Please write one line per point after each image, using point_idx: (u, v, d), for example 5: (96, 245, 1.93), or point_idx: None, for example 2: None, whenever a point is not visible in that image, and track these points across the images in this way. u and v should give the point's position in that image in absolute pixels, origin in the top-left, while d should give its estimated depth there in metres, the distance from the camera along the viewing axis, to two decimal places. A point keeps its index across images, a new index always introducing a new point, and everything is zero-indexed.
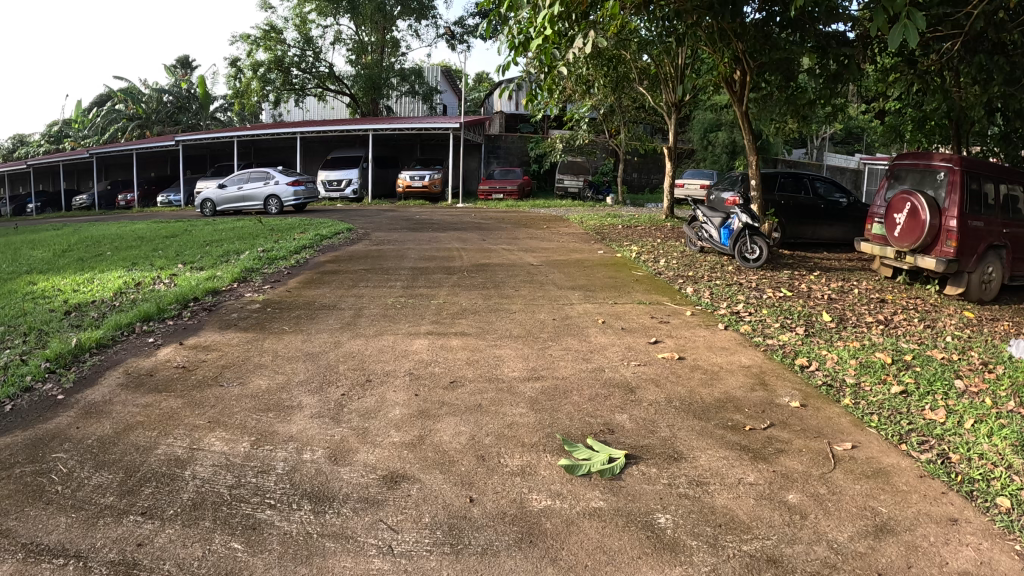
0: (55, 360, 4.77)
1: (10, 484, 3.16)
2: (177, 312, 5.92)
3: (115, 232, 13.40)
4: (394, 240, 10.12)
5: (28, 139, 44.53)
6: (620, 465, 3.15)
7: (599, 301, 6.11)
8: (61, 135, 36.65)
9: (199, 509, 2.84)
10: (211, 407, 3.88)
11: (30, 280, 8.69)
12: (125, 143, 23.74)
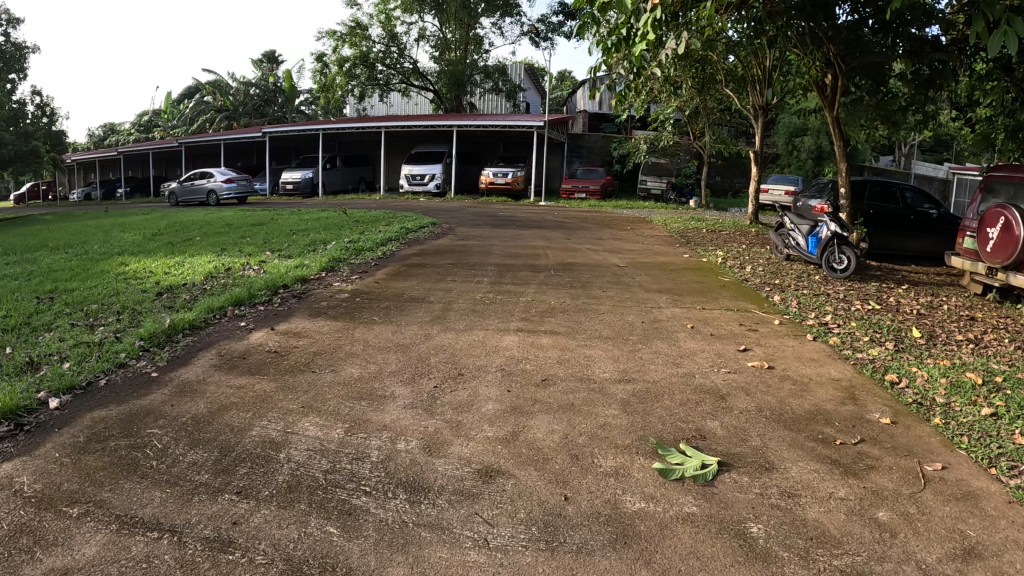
0: (150, 339, 4.97)
1: (106, 456, 3.31)
2: (266, 297, 6.11)
3: (203, 218, 13.90)
4: (479, 236, 10.22)
5: (117, 128, 46.59)
6: (712, 472, 3.11)
7: (687, 305, 6.05)
8: (151, 124, 38.26)
9: (292, 492, 2.92)
10: (305, 392, 3.99)
11: (122, 261, 9.11)
12: (214, 134, 24.65)
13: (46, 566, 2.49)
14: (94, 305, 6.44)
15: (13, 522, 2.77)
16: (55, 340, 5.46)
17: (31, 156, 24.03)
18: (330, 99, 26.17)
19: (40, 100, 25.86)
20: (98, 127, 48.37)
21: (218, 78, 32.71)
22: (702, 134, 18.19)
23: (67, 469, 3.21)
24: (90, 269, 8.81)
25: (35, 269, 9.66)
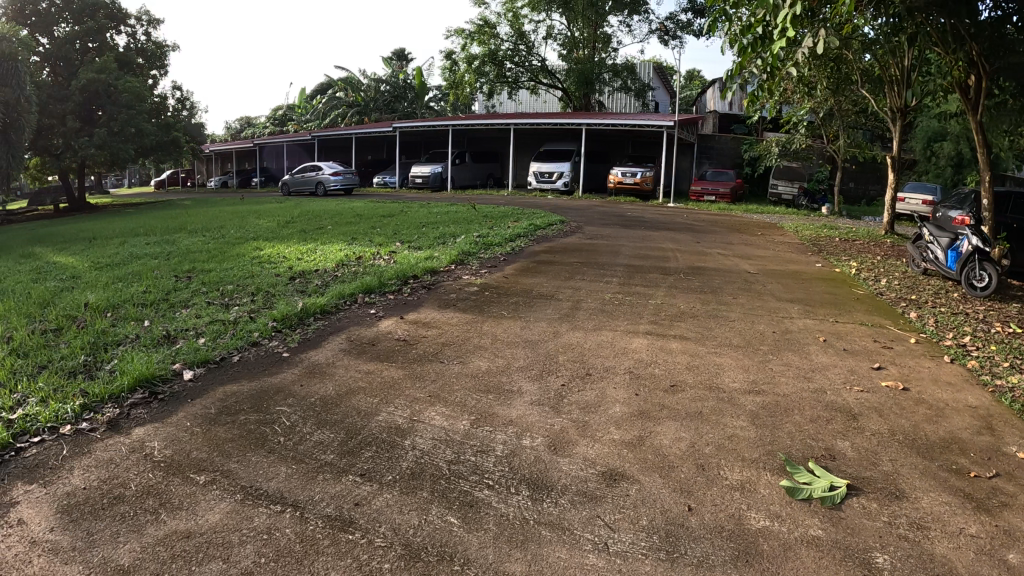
0: (282, 321, 5.20)
1: (237, 428, 3.49)
2: (397, 286, 6.29)
3: (335, 208, 14.50)
4: (606, 236, 10.15)
5: (253, 121, 49.42)
6: (841, 495, 2.94)
7: (821, 317, 5.76)
8: (286, 118, 40.31)
9: (414, 479, 2.96)
10: (431, 382, 4.06)
11: (257, 245, 9.63)
12: (347, 128, 25.55)
13: (171, 527, 2.66)
14: (231, 286, 6.83)
15: (145, 485, 2.98)
16: (192, 316, 5.85)
17: (174, 146, 25.75)
18: (458, 96, 26.77)
19: (181, 94, 27.45)
20: (240, 118, 51.40)
21: (350, 75, 33.92)
22: (835, 137, 17.34)
23: (197, 438, 3.41)
24: (228, 251, 9.32)
25: (178, 249, 10.37)
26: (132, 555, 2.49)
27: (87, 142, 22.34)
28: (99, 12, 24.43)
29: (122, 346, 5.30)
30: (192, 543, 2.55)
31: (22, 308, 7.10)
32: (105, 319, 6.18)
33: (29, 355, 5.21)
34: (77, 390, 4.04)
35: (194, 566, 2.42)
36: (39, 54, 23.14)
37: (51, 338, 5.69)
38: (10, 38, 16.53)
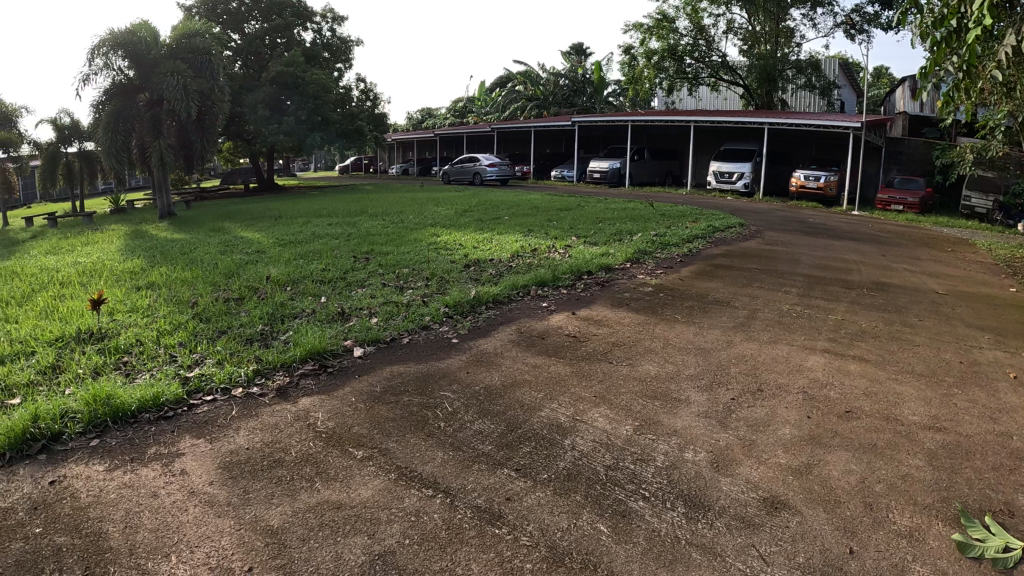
0: (455, 308, 5.91)
1: (400, 409, 4.05)
2: (571, 281, 6.76)
3: (511, 199, 14.94)
4: (785, 242, 9.65)
5: (434, 113, 51.65)
6: (1015, 558, 2.51)
7: (1013, 348, 5.11)
8: (465, 110, 41.70)
9: (567, 481, 3.19)
10: (596, 382, 4.33)
11: (434, 232, 10.26)
12: (525, 121, 25.93)
13: (323, 496, 3.18)
14: (408, 270, 7.51)
15: (304, 453, 3.61)
16: (367, 296, 6.55)
17: (357, 135, 27.21)
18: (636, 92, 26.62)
19: (364, 86, 28.96)
20: (421, 109, 54.06)
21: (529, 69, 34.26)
22: None
23: (360, 414, 4.03)
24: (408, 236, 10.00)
25: (358, 231, 11.06)
26: (281, 517, 3.03)
27: (278, 128, 24.20)
28: (286, 9, 26.20)
29: (297, 319, 5.97)
30: (343, 514, 3.01)
31: (211, 278, 7.81)
32: (284, 293, 6.90)
33: (212, 320, 6.01)
34: (253, 356, 5.02)
35: (341, 536, 2.87)
36: (232, 49, 25.60)
37: (233, 306, 6.52)
38: (205, 33, 18.34)
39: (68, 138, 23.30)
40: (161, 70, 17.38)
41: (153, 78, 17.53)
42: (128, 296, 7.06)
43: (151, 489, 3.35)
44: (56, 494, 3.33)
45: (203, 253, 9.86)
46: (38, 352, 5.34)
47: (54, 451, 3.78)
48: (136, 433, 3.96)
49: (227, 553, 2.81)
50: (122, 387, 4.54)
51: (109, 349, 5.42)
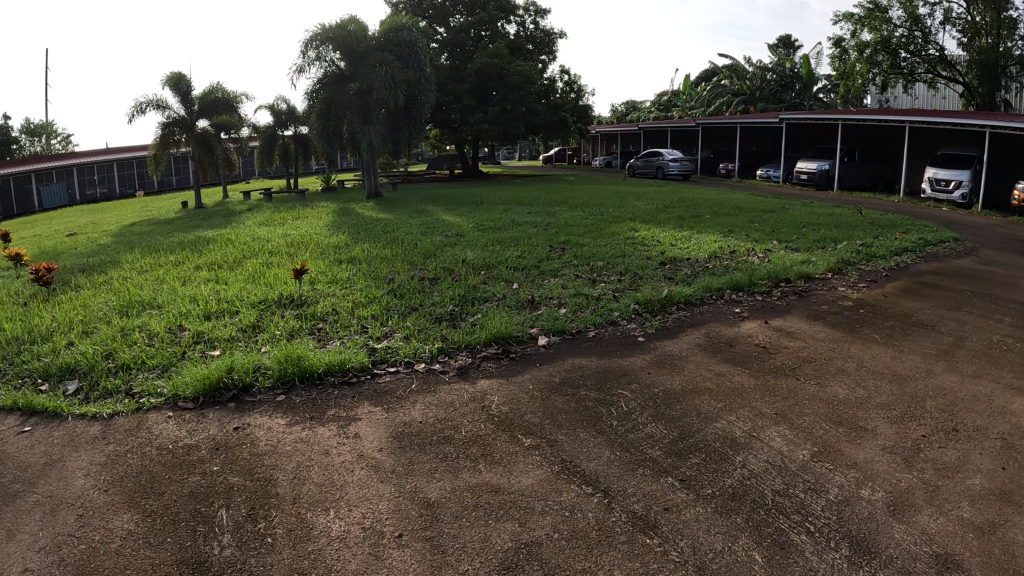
0: (646, 305, 5.84)
1: (577, 403, 4.05)
2: (766, 288, 6.39)
3: (713, 197, 14.40)
4: (1008, 262, 8.45)
5: (638, 106, 51.13)
6: None
7: None
8: (670, 104, 40.77)
9: (733, 500, 3.03)
10: (781, 398, 4.04)
11: (632, 227, 10.18)
12: (734, 116, 24.60)
13: (482, 478, 3.29)
14: (603, 263, 7.54)
15: (473, 433, 3.74)
16: (558, 286, 6.64)
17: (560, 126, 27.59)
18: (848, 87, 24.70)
19: (568, 78, 29.32)
20: (625, 103, 53.68)
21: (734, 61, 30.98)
22: None
23: (535, 402, 4.09)
24: (607, 229, 10.07)
25: (556, 221, 11.22)
26: (439, 492, 3.19)
27: (482, 118, 25.25)
28: (490, 3, 27.26)
29: (487, 304, 6.17)
30: (498, 499, 3.10)
31: (410, 257, 8.31)
32: (477, 276, 7.18)
33: (405, 297, 6.38)
34: (442, 334, 5.29)
35: (492, 519, 2.95)
36: (439, 41, 27.07)
37: (426, 285, 6.88)
38: (411, 27, 19.39)
39: (285, 123, 25.83)
40: (370, 61, 18.64)
41: (362, 69, 18.82)
42: (330, 268, 7.75)
43: (324, 447, 3.66)
44: (239, 439, 3.79)
45: (404, 234, 10.44)
46: (242, 312, 6.12)
47: (243, 400, 4.31)
48: (319, 394, 4.34)
49: (381, 516, 3.02)
50: (313, 350, 4.99)
51: (307, 315, 5.98)
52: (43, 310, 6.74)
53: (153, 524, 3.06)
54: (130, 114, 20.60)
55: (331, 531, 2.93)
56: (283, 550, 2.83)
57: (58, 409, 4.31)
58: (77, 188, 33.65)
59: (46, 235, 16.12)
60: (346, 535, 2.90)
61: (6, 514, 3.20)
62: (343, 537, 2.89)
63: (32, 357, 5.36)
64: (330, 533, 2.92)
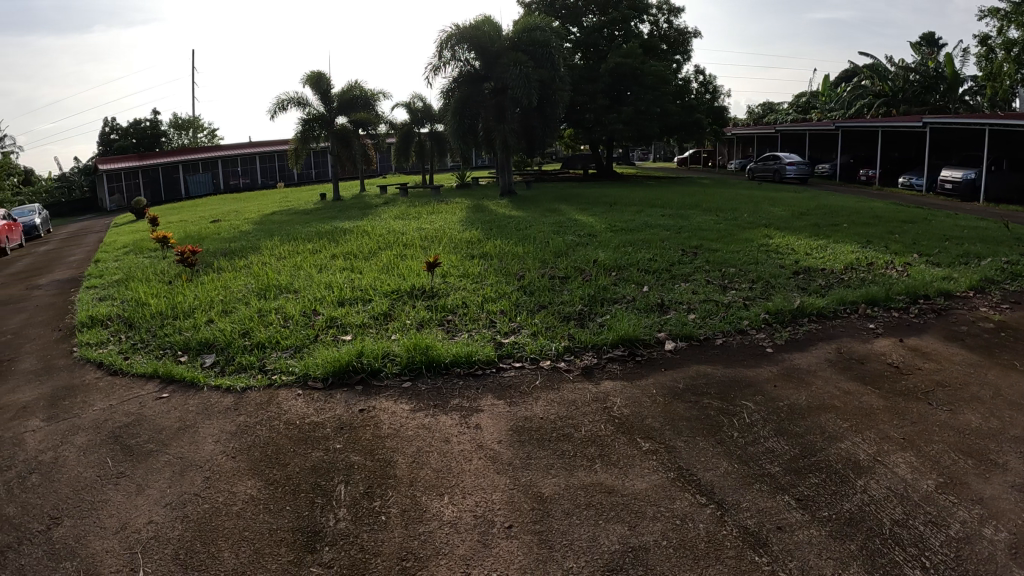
0: (775, 315, 5.68)
1: (698, 411, 4.00)
2: (904, 305, 6.04)
3: (852, 206, 13.73)
4: None
5: (777, 108, 49.28)
6: None
7: None
8: (808, 106, 39.01)
9: (850, 525, 2.91)
10: (911, 423, 3.82)
11: (766, 234, 9.88)
12: (873, 120, 23.16)
13: (596, 478, 3.31)
14: (733, 270, 7.37)
15: (593, 433, 3.77)
16: (688, 291, 6.55)
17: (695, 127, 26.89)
18: (999, 89, 22.83)
19: (703, 78, 28.56)
20: (763, 104, 51.83)
21: (876, 61, 28.45)
22: None
23: (657, 406, 4.08)
24: (738, 235, 9.84)
25: (688, 225, 11.06)
26: (552, 488, 3.24)
27: (616, 118, 24.96)
28: (622, 2, 27.08)
29: (616, 305, 6.17)
30: (610, 500, 3.12)
31: (541, 255, 8.43)
32: (608, 277, 7.19)
33: (534, 295, 6.48)
34: (569, 332, 5.35)
35: (601, 520, 2.98)
36: (572, 41, 27.05)
37: (557, 283, 6.95)
38: (545, 27, 19.50)
39: (421, 121, 26.65)
40: (505, 60, 18.95)
41: (497, 69, 19.17)
42: (462, 263, 8.02)
43: (444, 434, 3.79)
44: (364, 420, 4.00)
45: (537, 232, 10.56)
46: (374, 300, 6.44)
47: (371, 383, 4.54)
48: (445, 383, 4.51)
49: (493, 506, 3.11)
50: (442, 341, 5.17)
51: (437, 307, 6.22)
52: (187, 289, 7.32)
53: (274, 492, 3.30)
54: (271, 110, 21.87)
55: (444, 516, 3.05)
56: (395, 528, 2.97)
57: (196, 379, 4.76)
58: (222, 179, 37.33)
59: (197, 221, 17.44)
60: (457, 521, 3.00)
61: (140, 472, 3.56)
62: (454, 522, 3.00)
63: (174, 332, 5.87)
64: (443, 517, 3.04)
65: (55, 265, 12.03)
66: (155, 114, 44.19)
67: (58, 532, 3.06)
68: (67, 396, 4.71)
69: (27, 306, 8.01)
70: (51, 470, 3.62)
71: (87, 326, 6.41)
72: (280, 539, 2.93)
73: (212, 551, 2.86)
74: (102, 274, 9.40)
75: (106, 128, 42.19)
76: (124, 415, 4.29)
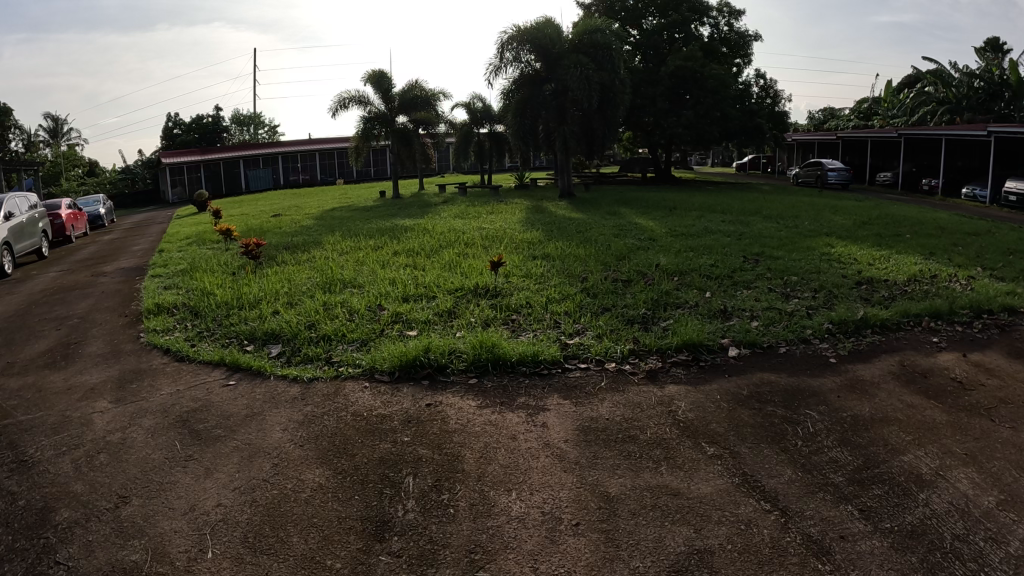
0: (839, 325, 5.60)
1: (762, 418, 3.97)
2: (968, 319, 5.89)
3: (916, 216, 13.41)
4: None
5: (838, 114, 48.27)
6: None
7: None
8: (870, 112, 38.09)
9: (913, 538, 2.86)
10: (975, 439, 3.73)
11: (828, 242, 9.71)
12: (937, 128, 22.49)
13: (661, 480, 3.32)
14: (796, 278, 7.28)
15: (658, 435, 3.77)
16: (751, 299, 6.48)
17: (756, 132, 26.50)
18: None
19: (764, 82, 28.06)
20: (825, 110, 50.86)
21: (940, 67, 27.65)
22: None
23: (721, 412, 4.06)
24: (800, 243, 9.70)
25: (749, 232, 10.93)
26: (618, 488, 3.25)
27: (676, 122, 24.99)
28: (683, 5, 26.84)
29: (679, 310, 6.15)
30: (675, 503, 3.12)
31: (603, 258, 8.42)
32: (670, 282, 7.16)
33: (597, 297, 6.48)
34: (633, 336, 5.35)
35: (667, 521, 2.98)
36: (631, 43, 26.92)
37: (620, 287, 6.94)
38: (607, 30, 19.45)
39: (480, 121, 26.78)
40: (566, 62, 18.96)
41: (558, 70, 19.20)
42: (524, 264, 8.08)
43: (510, 432, 3.84)
44: (429, 415, 4.07)
45: (597, 235, 10.54)
46: (437, 297, 6.53)
47: (437, 379, 4.62)
48: (511, 381, 4.55)
49: (559, 504, 3.13)
50: (507, 340, 5.22)
51: (501, 306, 6.28)
52: (251, 281, 7.51)
53: (342, 481, 3.37)
54: (333, 108, 22.26)
55: (511, 511, 3.09)
56: (462, 521, 3.02)
57: (262, 368, 4.89)
58: (282, 174, 38.15)
59: (258, 215, 17.87)
60: (525, 517, 3.04)
61: (208, 456, 3.68)
62: (521, 518, 3.03)
63: (240, 322, 6.03)
64: (510, 513, 3.07)
65: (120, 254, 12.43)
66: (217, 110, 45.26)
67: (127, 510, 3.18)
68: (134, 380, 4.88)
69: (93, 292, 8.29)
70: (119, 451, 3.76)
71: (154, 313, 6.63)
72: (347, 528, 2.99)
73: (280, 536, 2.94)
74: (167, 263, 9.70)
75: (168, 123, 43.43)
76: (192, 401, 4.43)
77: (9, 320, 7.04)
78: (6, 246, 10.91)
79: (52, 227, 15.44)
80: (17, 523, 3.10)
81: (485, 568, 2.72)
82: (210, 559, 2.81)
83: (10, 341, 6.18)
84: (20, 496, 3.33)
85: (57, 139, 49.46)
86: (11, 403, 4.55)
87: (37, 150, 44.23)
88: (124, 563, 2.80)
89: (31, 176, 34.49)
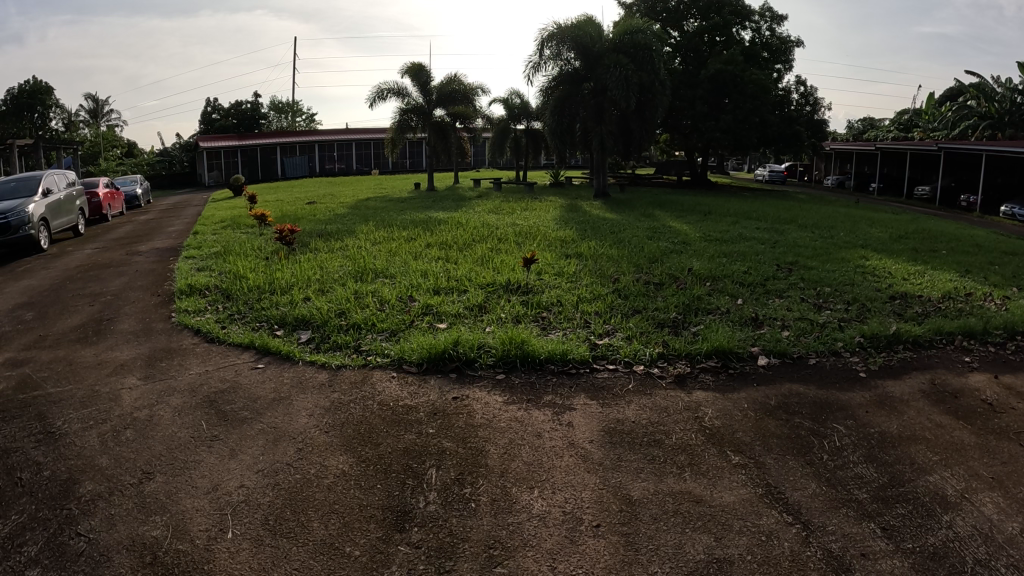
0: (870, 339, 5.52)
1: (789, 430, 3.92)
2: (1002, 339, 5.75)
3: (955, 232, 13.17)
4: None
5: (878, 125, 47.61)
6: None
7: None
8: (910, 124, 37.49)
9: (933, 560, 2.81)
10: (1003, 462, 3.65)
11: (861, 254, 9.59)
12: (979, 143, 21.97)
13: (684, 486, 3.30)
14: (829, 289, 7.19)
15: (682, 441, 3.75)
16: (782, 308, 6.42)
17: (794, 139, 26.16)
18: None
19: (804, 89, 27.69)
20: (862, 122, 50.45)
21: (983, 81, 27.22)
22: None
23: (748, 422, 4.00)
24: (833, 253, 9.60)
25: (784, 240, 10.81)
26: (641, 492, 3.24)
27: (714, 126, 24.82)
28: (725, 8, 26.54)
29: (710, 315, 6.12)
30: (698, 510, 3.10)
31: (635, 259, 8.41)
32: (702, 286, 7.11)
33: (629, 298, 6.46)
34: (664, 339, 5.30)
35: (689, 528, 2.97)
36: (672, 45, 26.81)
37: (652, 289, 6.91)
38: (646, 30, 19.38)
39: (518, 117, 26.77)
40: (604, 61, 18.90)
41: (597, 70, 19.16)
42: (558, 262, 8.07)
43: (536, 429, 3.83)
44: (456, 408, 4.09)
45: (630, 236, 10.52)
46: (469, 291, 6.55)
47: (464, 372, 4.64)
48: (538, 378, 4.55)
49: (582, 505, 3.12)
50: (536, 338, 5.21)
51: (533, 303, 6.28)
52: (284, 267, 7.58)
53: (365, 469, 3.40)
54: (370, 99, 22.45)
55: (533, 509, 3.09)
56: (485, 516, 3.03)
57: (291, 353, 4.94)
58: (318, 162, 38.60)
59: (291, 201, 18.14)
60: (547, 515, 3.04)
61: (234, 436, 3.73)
62: (543, 517, 3.03)
63: (271, 306, 6.11)
64: (532, 510, 3.08)
65: (155, 234, 12.64)
66: (256, 98, 45.88)
67: (149, 486, 3.24)
68: (164, 358, 4.97)
69: (127, 270, 8.43)
70: (145, 427, 3.82)
71: (186, 293, 6.74)
72: (369, 516, 3.02)
73: (301, 520, 2.98)
74: (201, 245, 9.87)
75: (208, 108, 44.15)
76: (220, 382, 4.49)
77: (44, 294, 7.19)
78: (44, 222, 11.15)
79: (88, 204, 15.79)
80: (41, 493, 3.18)
81: (503, 565, 2.72)
82: (230, 539, 2.85)
83: (44, 314, 6.34)
84: (45, 467, 3.40)
85: (98, 120, 50.58)
86: (41, 375, 4.66)
87: (78, 130, 45.16)
88: (145, 538, 2.85)
89: (72, 155, 35.35)
